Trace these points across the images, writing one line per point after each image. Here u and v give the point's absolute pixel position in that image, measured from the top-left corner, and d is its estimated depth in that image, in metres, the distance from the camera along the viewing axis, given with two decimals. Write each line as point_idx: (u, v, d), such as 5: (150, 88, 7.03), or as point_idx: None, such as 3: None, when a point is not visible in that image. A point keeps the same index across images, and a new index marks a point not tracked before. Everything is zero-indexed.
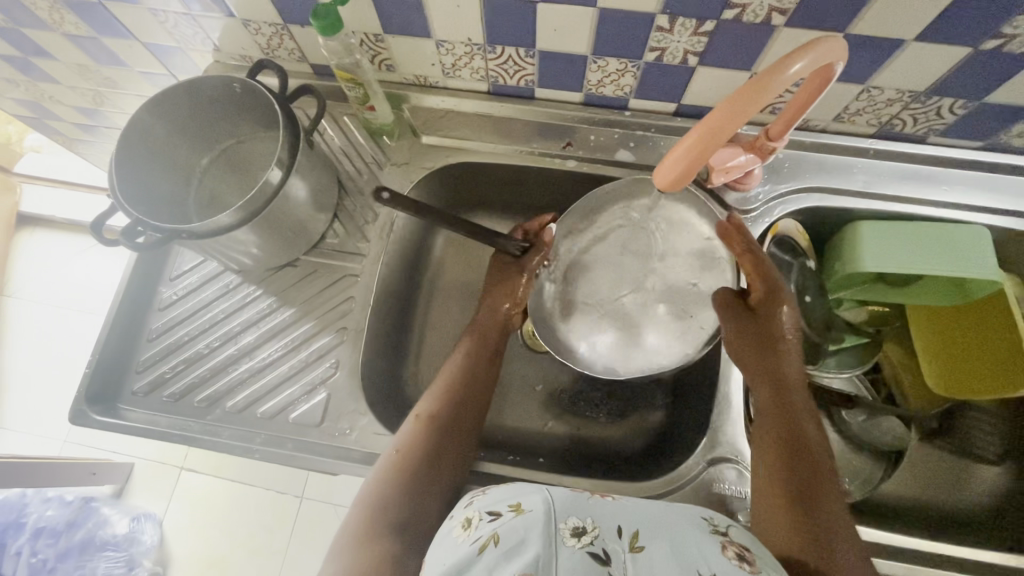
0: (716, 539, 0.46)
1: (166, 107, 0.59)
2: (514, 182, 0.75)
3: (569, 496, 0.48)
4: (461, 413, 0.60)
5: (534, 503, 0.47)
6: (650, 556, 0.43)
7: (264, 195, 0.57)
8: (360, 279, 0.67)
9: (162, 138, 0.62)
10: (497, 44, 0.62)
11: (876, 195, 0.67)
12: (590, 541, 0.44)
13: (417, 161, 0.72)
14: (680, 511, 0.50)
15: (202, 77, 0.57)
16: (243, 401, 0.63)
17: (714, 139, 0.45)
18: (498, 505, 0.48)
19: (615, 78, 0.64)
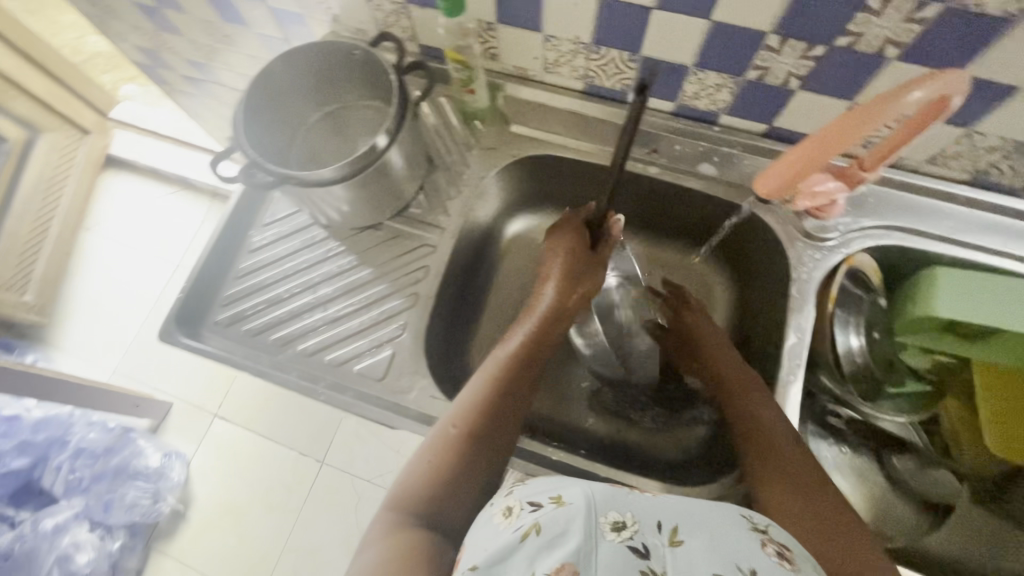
0: (755, 538, 0.46)
1: (290, 65, 0.64)
2: (592, 180, 0.78)
3: (609, 491, 0.48)
4: (496, 420, 0.60)
5: (574, 497, 0.47)
6: (690, 550, 0.44)
7: (369, 156, 0.61)
8: (436, 251, 0.71)
9: (280, 95, 0.67)
10: (603, 45, 0.64)
11: (961, 243, 0.66)
12: (629, 536, 0.44)
13: (504, 148, 0.75)
14: (719, 509, 0.49)
15: (329, 40, 0.62)
16: (314, 347, 0.66)
17: (823, 155, 0.53)
18: (539, 496, 0.48)
19: (711, 93, 0.66)
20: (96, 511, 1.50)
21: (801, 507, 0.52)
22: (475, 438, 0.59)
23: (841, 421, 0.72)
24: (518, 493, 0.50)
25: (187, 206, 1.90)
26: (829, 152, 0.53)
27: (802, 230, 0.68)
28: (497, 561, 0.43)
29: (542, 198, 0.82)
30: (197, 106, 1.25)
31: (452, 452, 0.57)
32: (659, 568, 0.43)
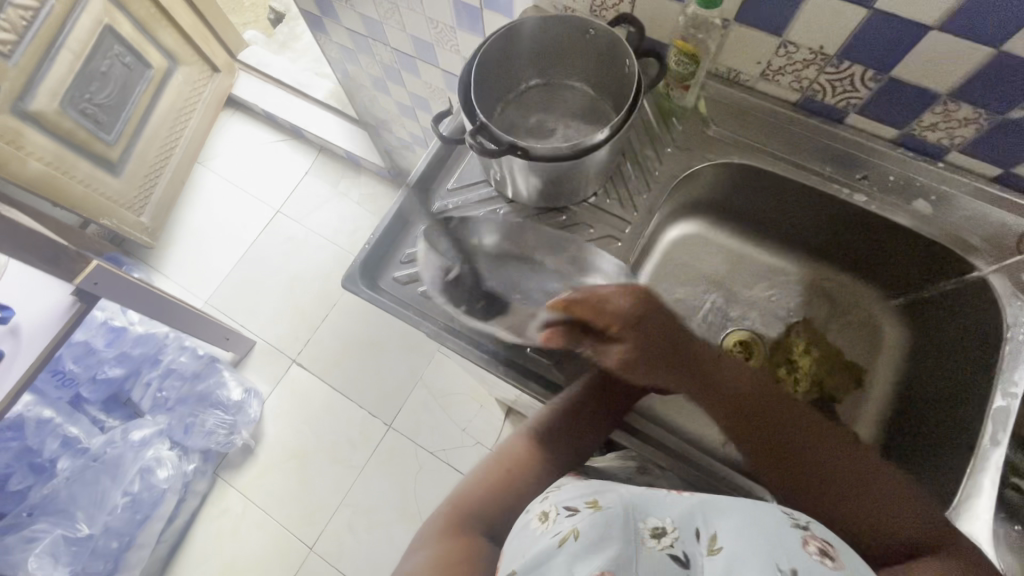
0: (796, 535, 0.44)
1: (526, 33, 0.65)
2: (782, 199, 0.75)
3: (642, 496, 0.50)
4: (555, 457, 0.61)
5: (611, 501, 0.50)
6: (729, 554, 0.43)
7: (587, 144, 0.60)
8: (620, 245, 0.69)
9: (501, 63, 0.67)
10: (848, 60, 0.61)
11: None
12: (671, 544, 0.46)
13: (699, 150, 0.73)
14: (757, 500, 0.47)
15: (574, 16, 0.63)
16: (485, 322, 0.66)
17: None
18: (575, 501, 0.51)
19: (952, 126, 0.62)
20: (177, 431, 1.56)
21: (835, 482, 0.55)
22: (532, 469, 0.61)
23: None
24: (552, 498, 0.52)
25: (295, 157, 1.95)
26: None
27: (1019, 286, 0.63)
28: (539, 562, 0.46)
29: (722, 209, 0.81)
30: (346, 61, 1.28)
31: (512, 479, 0.60)
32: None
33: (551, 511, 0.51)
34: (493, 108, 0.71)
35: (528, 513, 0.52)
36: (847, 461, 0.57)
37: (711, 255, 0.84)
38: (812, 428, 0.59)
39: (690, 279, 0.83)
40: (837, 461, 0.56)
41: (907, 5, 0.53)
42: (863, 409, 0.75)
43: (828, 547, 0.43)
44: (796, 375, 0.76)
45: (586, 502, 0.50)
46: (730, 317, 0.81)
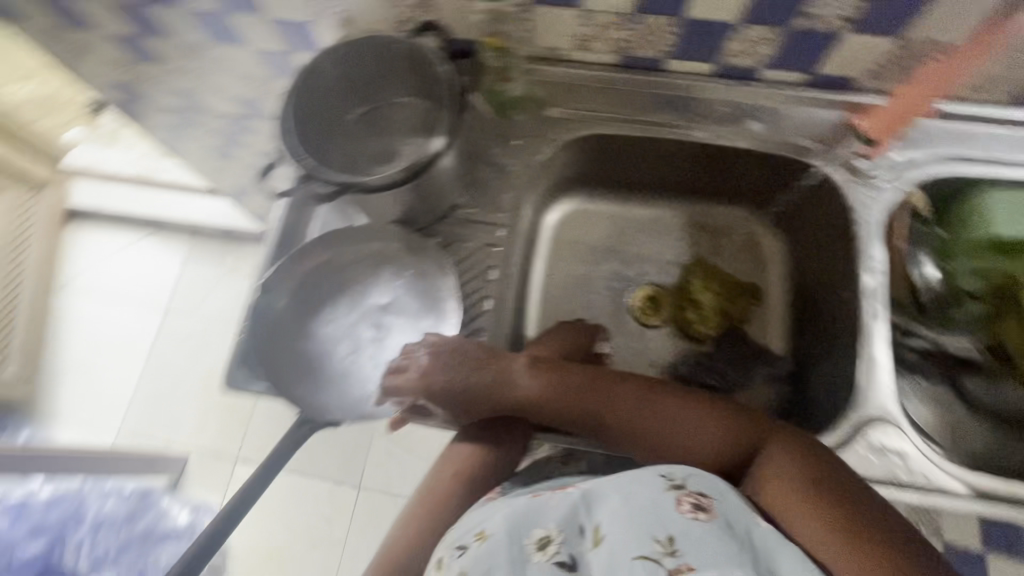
0: (672, 499, 0.48)
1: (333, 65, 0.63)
2: (638, 156, 0.77)
3: (525, 505, 0.51)
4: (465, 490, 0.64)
5: (495, 527, 0.49)
6: (612, 540, 0.46)
7: (428, 157, 0.60)
8: (501, 249, 0.68)
9: (318, 101, 0.64)
10: (643, 14, 0.63)
11: (1004, 161, 0.69)
12: (555, 551, 0.47)
13: (543, 133, 0.73)
14: (631, 479, 0.50)
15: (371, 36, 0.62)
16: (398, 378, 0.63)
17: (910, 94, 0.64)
18: (465, 536, 0.51)
19: (753, 48, 0.65)
20: None
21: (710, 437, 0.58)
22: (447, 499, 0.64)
23: (914, 355, 0.73)
24: (447, 543, 0.52)
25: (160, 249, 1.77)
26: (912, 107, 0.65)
27: (855, 171, 0.69)
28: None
29: (589, 180, 0.83)
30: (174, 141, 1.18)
31: (435, 507, 0.64)
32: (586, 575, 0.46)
33: (444, 555, 0.51)
34: (328, 147, 0.65)
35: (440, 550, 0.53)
36: (681, 417, 0.59)
37: (598, 225, 0.85)
38: (645, 387, 0.61)
39: (584, 253, 0.85)
40: (676, 418, 0.59)
41: None
42: (768, 323, 0.80)
43: (701, 500, 0.49)
44: (702, 311, 0.80)
45: (474, 535, 0.50)
46: (632, 276, 0.84)
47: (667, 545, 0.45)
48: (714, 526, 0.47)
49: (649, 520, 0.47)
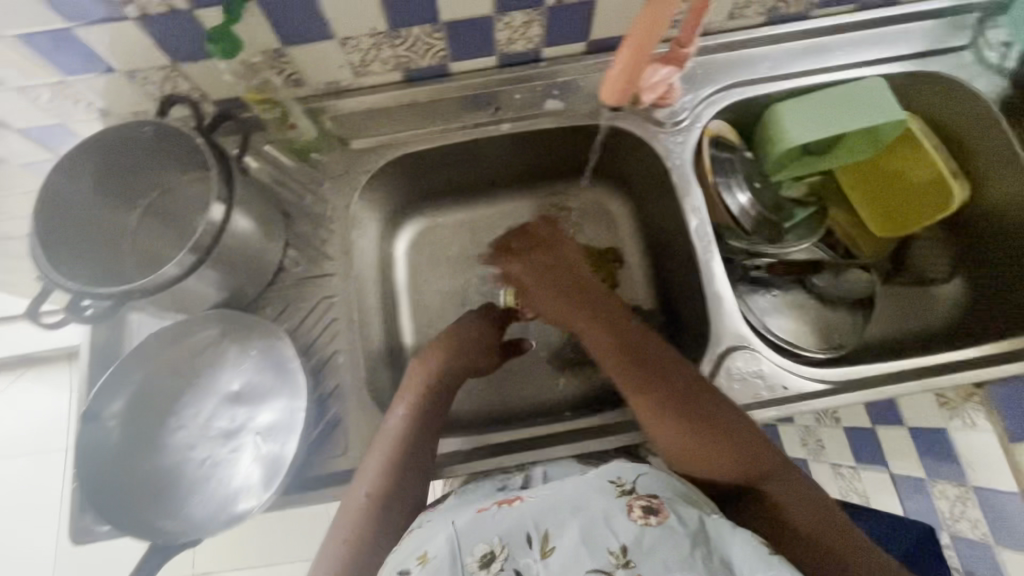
0: (622, 506, 0.46)
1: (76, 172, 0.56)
2: (459, 162, 0.76)
3: (471, 519, 0.48)
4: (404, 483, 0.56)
5: (437, 548, 0.45)
6: (562, 553, 0.43)
7: (211, 233, 0.55)
8: (337, 298, 0.66)
9: (73, 219, 0.58)
10: (401, 28, 0.61)
11: (784, 75, 0.72)
12: (501, 566, 0.44)
13: (353, 168, 0.71)
14: (582, 483, 0.49)
15: (92, 135, 0.55)
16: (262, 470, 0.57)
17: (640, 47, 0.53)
18: (407, 560, 0.46)
19: (523, 32, 0.65)
20: None
21: (721, 449, 0.55)
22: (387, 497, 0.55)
23: (763, 272, 0.77)
24: (392, 561, 0.48)
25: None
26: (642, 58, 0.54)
27: (656, 121, 0.72)
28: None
29: (425, 197, 0.81)
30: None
31: (365, 518, 0.54)
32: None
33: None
34: (119, 258, 0.62)
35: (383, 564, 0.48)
36: (680, 380, 0.58)
37: (448, 236, 0.83)
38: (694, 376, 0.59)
39: (445, 267, 0.83)
40: (682, 426, 0.56)
41: None
42: (633, 282, 0.81)
43: (652, 502, 0.47)
44: None
45: (415, 558, 0.46)
46: (495, 276, 0.82)
47: (620, 556, 0.43)
48: (666, 527, 0.44)
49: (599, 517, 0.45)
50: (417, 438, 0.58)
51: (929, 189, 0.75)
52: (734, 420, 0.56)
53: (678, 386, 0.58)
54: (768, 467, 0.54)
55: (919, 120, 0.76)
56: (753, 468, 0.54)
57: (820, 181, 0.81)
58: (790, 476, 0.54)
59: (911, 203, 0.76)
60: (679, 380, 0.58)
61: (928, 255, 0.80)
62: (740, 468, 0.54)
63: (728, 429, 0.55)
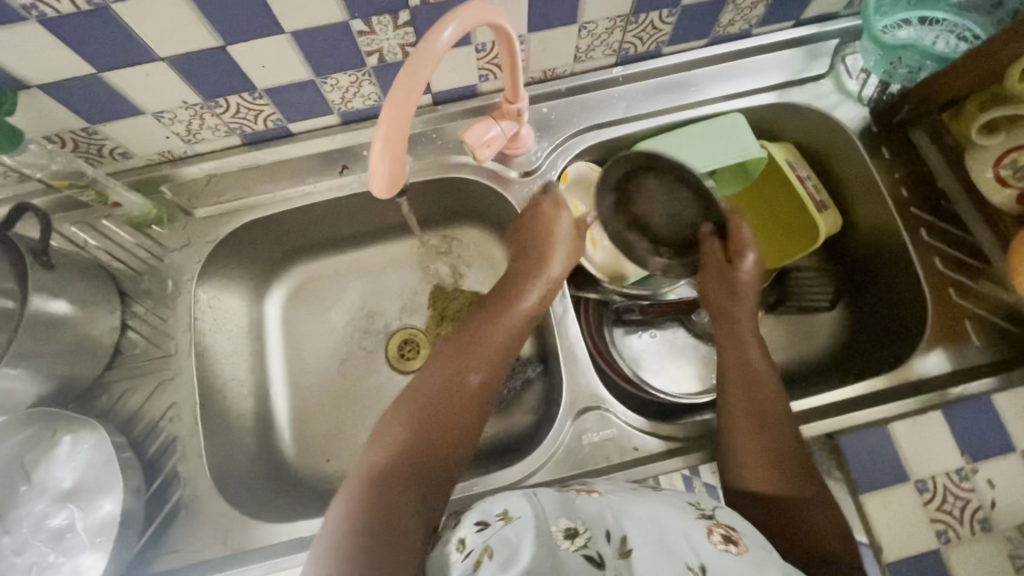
0: (702, 526, 0.43)
1: None
2: (319, 219, 0.74)
3: (557, 497, 0.45)
4: (456, 426, 0.52)
5: (522, 509, 0.43)
6: (642, 558, 0.40)
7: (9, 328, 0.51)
8: (180, 380, 0.63)
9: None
10: (217, 98, 0.59)
11: (640, 115, 0.71)
12: (583, 544, 0.41)
13: (198, 238, 0.68)
14: (667, 501, 0.46)
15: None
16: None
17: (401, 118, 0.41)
18: (483, 513, 0.43)
19: (355, 91, 0.63)
20: None
21: (767, 443, 0.52)
22: (435, 434, 0.50)
23: (635, 314, 0.76)
24: (462, 516, 0.44)
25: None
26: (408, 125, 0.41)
27: (513, 170, 0.70)
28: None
29: (293, 254, 0.78)
30: None
31: (416, 448, 0.49)
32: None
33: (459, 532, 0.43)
34: None
35: (438, 541, 0.43)
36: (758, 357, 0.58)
37: (325, 291, 0.80)
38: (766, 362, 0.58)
39: (324, 324, 0.80)
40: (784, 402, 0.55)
41: (180, 43, 0.51)
42: None
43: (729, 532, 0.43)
44: None
45: (499, 512, 0.43)
46: (376, 329, 0.79)
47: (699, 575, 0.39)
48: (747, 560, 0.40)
49: (682, 527, 0.42)
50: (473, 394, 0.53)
51: (801, 216, 0.73)
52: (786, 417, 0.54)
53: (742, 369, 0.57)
54: (803, 488, 0.50)
55: (786, 146, 0.75)
56: (789, 480, 0.50)
57: None
58: (823, 514, 0.49)
59: (788, 231, 0.75)
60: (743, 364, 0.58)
61: (812, 282, 0.78)
62: (775, 474, 0.51)
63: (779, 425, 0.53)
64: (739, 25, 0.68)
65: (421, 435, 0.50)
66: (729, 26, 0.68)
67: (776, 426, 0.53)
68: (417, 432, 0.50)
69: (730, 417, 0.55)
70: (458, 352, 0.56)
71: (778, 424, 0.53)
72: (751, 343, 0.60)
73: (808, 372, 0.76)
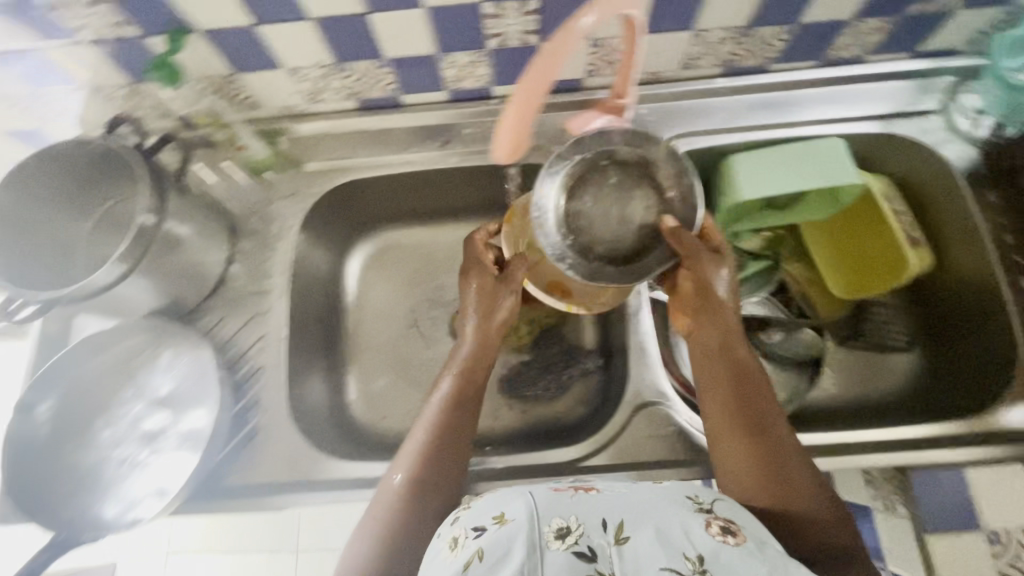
0: (699, 517, 0.44)
1: (26, 187, 0.61)
2: (411, 189, 0.78)
3: (551, 494, 0.47)
4: (441, 460, 0.57)
5: (516, 511, 0.45)
6: (637, 546, 0.42)
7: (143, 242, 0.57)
8: (271, 315, 0.68)
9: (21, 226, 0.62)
10: (348, 62, 0.63)
11: (737, 128, 0.72)
12: (575, 541, 0.42)
13: (305, 189, 0.73)
14: (660, 495, 0.47)
15: (40, 149, 0.59)
16: (175, 478, 0.60)
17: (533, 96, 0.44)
18: (482, 517, 0.46)
19: (470, 71, 0.67)
20: None
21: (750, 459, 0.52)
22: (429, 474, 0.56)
23: None
24: (462, 518, 0.48)
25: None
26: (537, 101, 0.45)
27: None
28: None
29: (381, 219, 0.83)
30: None
31: (409, 490, 0.55)
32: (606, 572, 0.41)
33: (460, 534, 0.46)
34: (72, 262, 0.66)
35: (441, 538, 0.48)
36: (740, 360, 0.57)
37: (402, 257, 0.84)
38: (749, 364, 0.57)
39: (399, 288, 0.83)
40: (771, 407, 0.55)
41: (330, 7, 0.56)
42: (577, 321, 0.81)
43: (730, 524, 0.44)
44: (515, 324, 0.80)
45: (494, 516, 0.45)
46: (445, 301, 0.83)
47: (696, 563, 0.41)
48: (744, 549, 0.42)
49: (671, 523, 0.44)
50: (455, 417, 0.60)
51: (889, 251, 0.72)
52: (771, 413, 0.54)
53: (724, 377, 0.56)
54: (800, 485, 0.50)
55: (883, 180, 0.73)
56: (785, 481, 0.50)
57: (779, 235, 0.80)
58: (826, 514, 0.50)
59: (873, 263, 0.73)
60: (724, 371, 0.57)
61: (889, 320, 0.78)
62: (769, 481, 0.50)
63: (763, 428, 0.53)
64: (853, 50, 0.68)
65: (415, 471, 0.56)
66: (843, 50, 0.68)
67: (760, 432, 0.53)
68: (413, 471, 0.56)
69: (718, 435, 0.54)
70: (438, 394, 0.61)
71: (764, 433, 0.53)
72: (734, 342, 0.58)
73: (876, 409, 0.74)
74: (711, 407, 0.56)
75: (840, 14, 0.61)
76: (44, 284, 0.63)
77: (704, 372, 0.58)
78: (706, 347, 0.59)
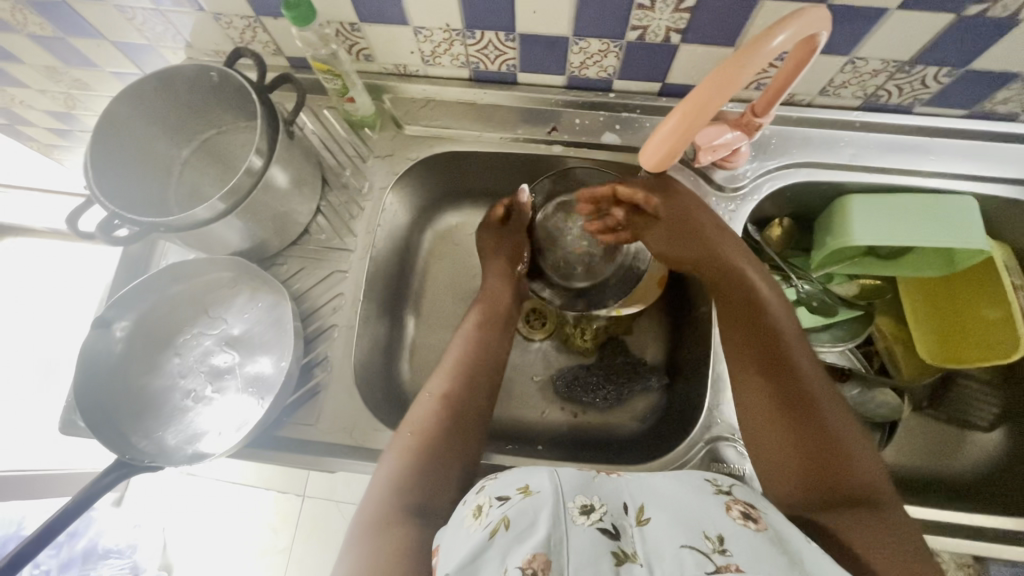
0: (719, 501, 0.43)
1: (139, 109, 0.60)
2: (502, 168, 0.75)
3: (576, 473, 0.45)
4: (463, 407, 0.57)
5: (542, 484, 0.43)
6: (658, 526, 0.41)
7: (247, 183, 0.56)
8: (349, 275, 0.67)
9: (129, 141, 0.62)
10: (476, 30, 0.60)
11: (863, 167, 0.67)
12: (599, 519, 0.41)
13: (401, 152, 0.72)
14: (677, 478, 0.47)
15: (160, 70, 0.57)
16: (239, 422, 0.59)
17: (697, 119, 0.45)
18: (507, 488, 0.44)
19: (598, 59, 0.63)
20: None
21: (785, 425, 0.52)
22: (448, 418, 0.56)
23: None
24: (487, 488, 0.46)
25: (19, 244, 1.43)
26: (699, 123, 0.45)
27: (713, 184, 0.68)
28: (469, 562, 0.38)
29: (464, 194, 0.81)
30: (62, 151, 1.11)
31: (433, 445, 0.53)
32: (631, 551, 0.40)
33: (484, 503, 0.44)
34: (166, 187, 0.67)
35: (463, 508, 0.45)
36: (765, 328, 0.57)
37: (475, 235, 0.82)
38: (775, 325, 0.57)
39: (468, 265, 0.81)
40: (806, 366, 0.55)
41: None
42: (645, 336, 0.80)
43: (750, 509, 0.42)
44: (581, 325, 0.77)
45: (518, 487, 0.43)
46: None
47: (716, 542, 0.39)
48: (763, 534, 0.40)
49: (695, 506, 0.42)
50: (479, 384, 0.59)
51: (999, 327, 0.66)
52: (815, 389, 0.53)
53: (753, 364, 0.56)
54: (844, 458, 0.49)
55: (1004, 247, 0.68)
56: (826, 460, 0.49)
57: (876, 285, 0.75)
58: (874, 465, 0.49)
59: (977, 336, 0.68)
60: (753, 355, 0.56)
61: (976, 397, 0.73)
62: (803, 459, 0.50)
63: (803, 403, 0.52)
64: (1009, 106, 0.63)
65: (425, 424, 0.55)
66: (1000, 104, 0.63)
67: (796, 406, 0.52)
68: (422, 427, 0.55)
69: (756, 420, 0.54)
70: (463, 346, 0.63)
71: (800, 393, 0.53)
72: (751, 305, 0.58)
73: (939, 485, 0.71)
74: (744, 376, 0.56)
75: (1017, 66, 0.56)
76: (143, 205, 0.64)
77: (732, 346, 0.58)
78: (732, 316, 0.59)
